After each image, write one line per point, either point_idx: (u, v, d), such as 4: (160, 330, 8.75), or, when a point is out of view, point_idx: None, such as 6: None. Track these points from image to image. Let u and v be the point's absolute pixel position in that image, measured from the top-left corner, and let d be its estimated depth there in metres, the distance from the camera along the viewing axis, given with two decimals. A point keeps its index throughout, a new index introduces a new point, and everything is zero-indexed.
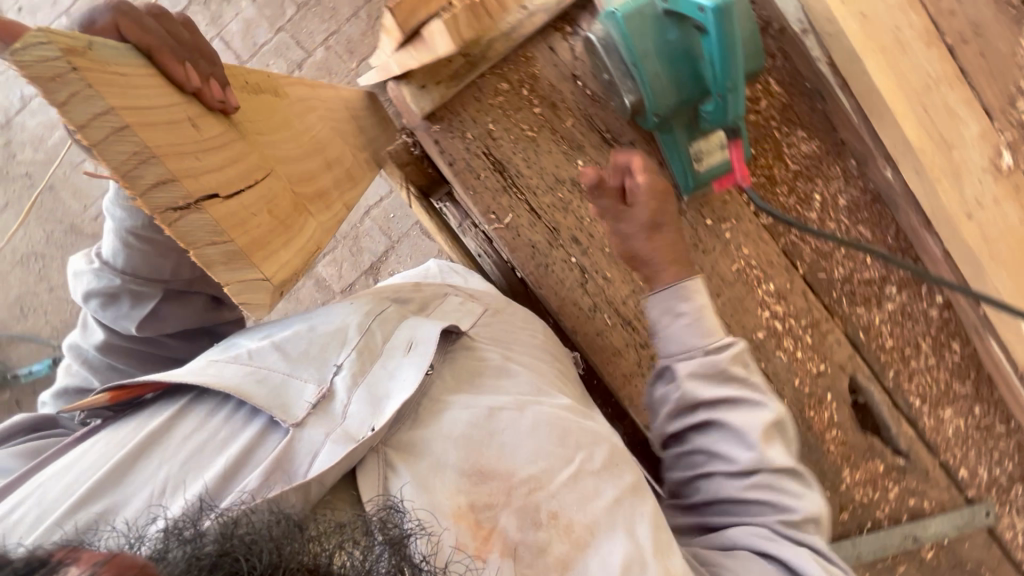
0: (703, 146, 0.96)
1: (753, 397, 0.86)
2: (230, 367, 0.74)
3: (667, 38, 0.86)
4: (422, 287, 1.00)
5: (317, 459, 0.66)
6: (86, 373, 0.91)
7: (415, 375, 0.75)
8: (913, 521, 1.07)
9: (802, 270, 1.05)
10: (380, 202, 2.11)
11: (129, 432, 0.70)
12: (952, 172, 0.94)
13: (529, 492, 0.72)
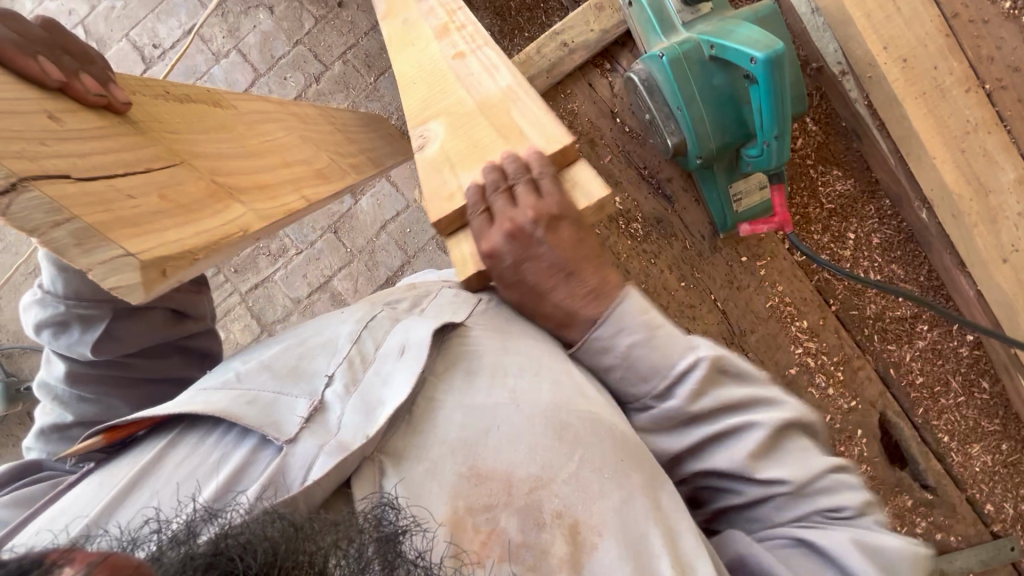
0: (743, 187, 0.98)
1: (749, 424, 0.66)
2: (214, 393, 0.62)
3: (712, 82, 0.87)
4: (416, 288, 0.85)
5: (312, 472, 0.55)
6: (58, 411, 0.75)
7: (406, 383, 0.61)
8: (940, 557, 1.08)
9: (835, 307, 1.08)
10: (397, 217, 2.12)
11: (119, 470, 0.58)
12: (988, 217, 0.95)
13: (530, 492, 0.58)
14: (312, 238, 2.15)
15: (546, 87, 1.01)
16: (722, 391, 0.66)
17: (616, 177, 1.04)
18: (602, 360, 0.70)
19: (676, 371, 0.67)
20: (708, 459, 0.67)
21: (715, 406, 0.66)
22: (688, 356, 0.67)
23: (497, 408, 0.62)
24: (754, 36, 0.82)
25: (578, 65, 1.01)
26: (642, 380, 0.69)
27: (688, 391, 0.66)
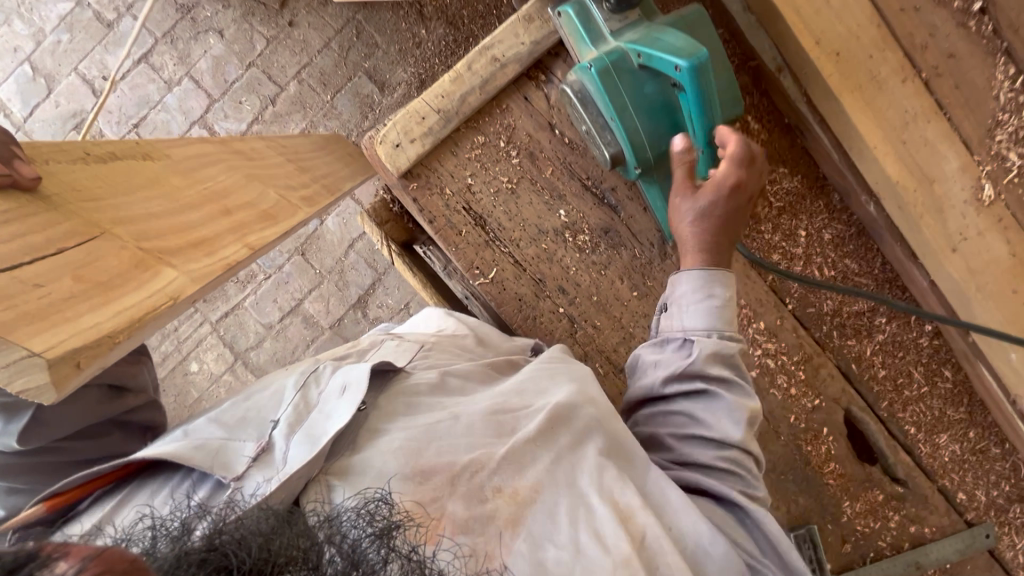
0: None
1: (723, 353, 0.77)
2: (164, 445, 0.65)
3: (645, 91, 0.85)
4: (358, 342, 0.92)
5: (269, 484, 0.59)
6: None
7: (344, 414, 0.65)
8: (914, 548, 1.09)
9: (792, 305, 1.06)
10: (364, 234, 2.08)
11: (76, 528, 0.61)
12: (935, 207, 0.93)
13: (472, 475, 0.63)
14: (279, 261, 2.11)
15: (479, 104, 0.99)
16: (722, 316, 0.79)
17: (560, 190, 1.01)
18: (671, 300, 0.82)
19: (671, 335, 0.81)
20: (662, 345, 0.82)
21: (715, 378, 0.76)
22: (709, 290, 0.79)
23: (444, 424, 0.67)
24: (678, 44, 0.80)
25: (512, 78, 0.99)
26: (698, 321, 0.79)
27: (675, 316, 0.82)
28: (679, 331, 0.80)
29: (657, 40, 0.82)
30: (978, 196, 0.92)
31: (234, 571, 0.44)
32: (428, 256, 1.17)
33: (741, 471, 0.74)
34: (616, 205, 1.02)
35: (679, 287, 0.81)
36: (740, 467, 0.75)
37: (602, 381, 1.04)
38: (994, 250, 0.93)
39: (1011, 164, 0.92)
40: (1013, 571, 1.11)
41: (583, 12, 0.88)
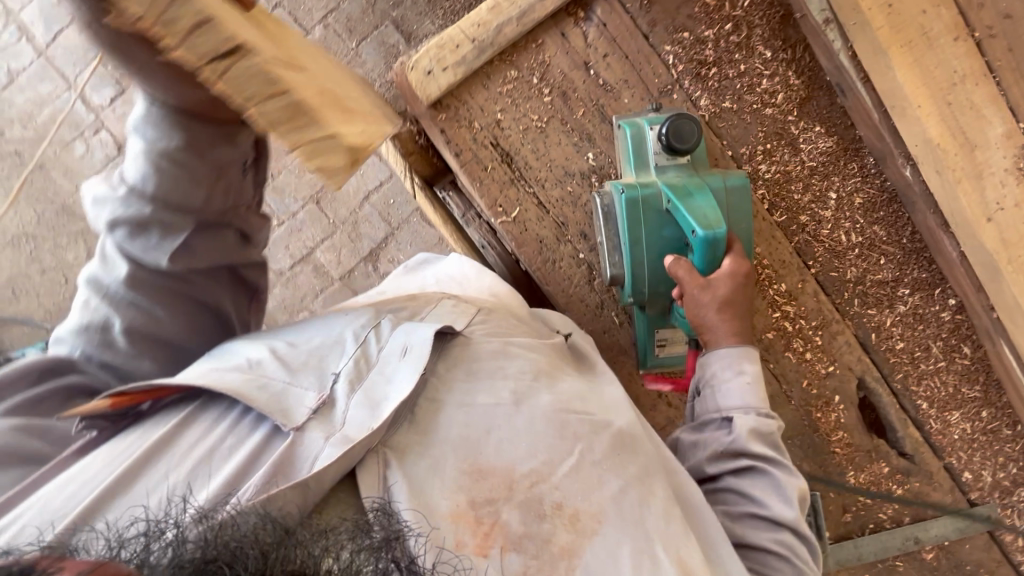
0: (668, 334, 0.98)
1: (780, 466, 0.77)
2: (229, 374, 0.64)
3: (663, 233, 0.89)
4: (416, 300, 0.90)
5: (317, 463, 0.57)
6: (107, 311, 0.70)
7: (409, 379, 0.64)
8: (914, 523, 1.09)
9: (815, 270, 1.04)
10: (380, 187, 2.06)
11: (136, 436, 0.61)
12: (974, 172, 0.91)
13: (531, 486, 0.61)
14: (294, 207, 2.09)
15: (516, 37, 0.96)
16: (756, 401, 0.79)
17: (590, 132, 0.99)
18: (712, 406, 0.82)
19: (709, 440, 0.81)
20: (716, 456, 0.79)
21: (758, 455, 0.76)
22: (740, 371, 0.81)
23: (505, 414, 0.66)
24: (707, 217, 0.82)
25: (551, 12, 0.96)
26: (737, 398, 0.80)
27: (715, 431, 0.81)
28: (717, 411, 0.81)
29: (691, 198, 0.85)
30: (1020, 166, 0.90)
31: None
32: (448, 200, 1.20)
33: (798, 558, 0.72)
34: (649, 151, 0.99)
35: (714, 391, 0.82)
36: (795, 551, 0.73)
37: (616, 330, 1.03)
38: None
39: None
40: (1010, 554, 1.11)
41: (639, 137, 0.92)
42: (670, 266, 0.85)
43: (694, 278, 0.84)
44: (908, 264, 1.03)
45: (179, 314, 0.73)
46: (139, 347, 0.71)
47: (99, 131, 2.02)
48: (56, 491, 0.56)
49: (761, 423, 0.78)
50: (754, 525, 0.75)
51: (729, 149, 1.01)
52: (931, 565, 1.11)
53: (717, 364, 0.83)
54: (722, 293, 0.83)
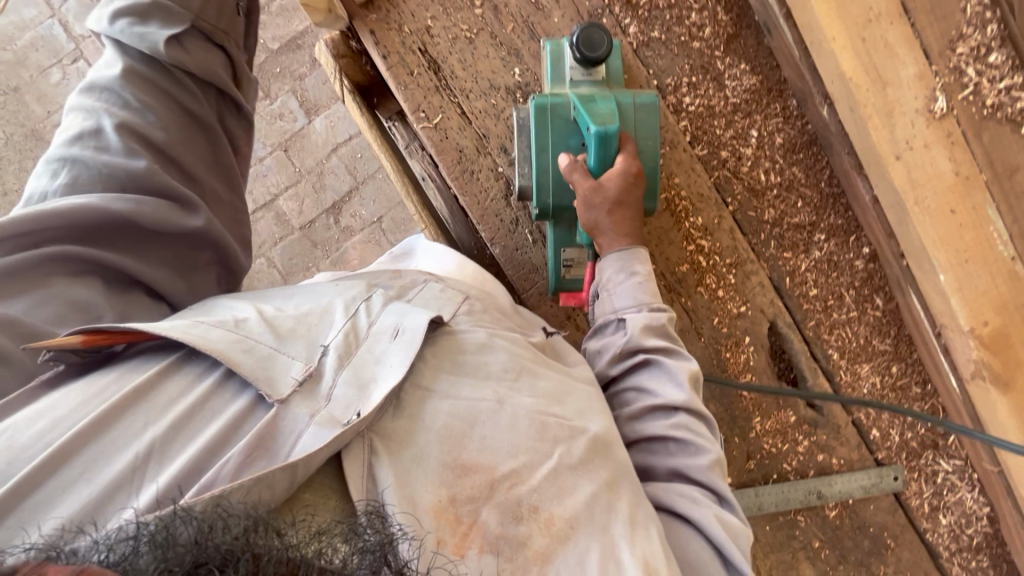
0: (573, 254, 0.95)
1: (676, 354, 0.73)
2: (214, 329, 0.56)
3: (570, 141, 0.87)
4: (400, 275, 0.82)
5: (299, 442, 0.50)
6: (99, 112, 0.65)
7: (401, 365, 0.56)
8: (819, 477, 1.07)
9: (733, 207, 1.04)
10: (349, 141, 2.08)
11: (115, 376, 0.53)
12: (885, 109, 0.92)
13: (511, 488, 0.55)
14: (261, 153, 2.09)
15: None
16: (643, 295, 0.77)
17: (518, 47, 1.01)
18: (608, 307, 0.79)
19: (604, 349, 0.78)
20: (614, 357, 0.76)
21: (653, 347, 0.73)
22: (629, 270, 0.79)
23: (505, 413, 0.59)
24: (603, 116, 0.81)
25: None
26: (631, 294, 0.78)
27: (608, 338, 0.78)
28: (612, 311, 0.78)
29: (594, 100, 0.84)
30: (930, 107, 0.91)
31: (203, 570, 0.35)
32: (393, 131, 1.14)
33: (698, 438, 0.67)
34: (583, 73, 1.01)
35: (604, 299, 0.80)
36: (696, 433, 0.68)
37: (528, 249, 1.03)
38: (938, 164, 0.92)
39: (968, 79, 0.91)
40: (915, 521, 1.08)
41: (558, 54, 0.91)
42: (567, 164, 0.84)
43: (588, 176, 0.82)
44: (825, 209, 1.03)
45: (162, 109, 0.69)
46: (126, 142, 0.64)
47: (76, 61, 2.03)
48: (23, 424, 0.48)
49: (652, 315, 0.75)
50: (653, 418, 0.71)
51: (655, 78, 1.02)
52: (833, 523, 1.08)
53: (607, 269, 0.81)
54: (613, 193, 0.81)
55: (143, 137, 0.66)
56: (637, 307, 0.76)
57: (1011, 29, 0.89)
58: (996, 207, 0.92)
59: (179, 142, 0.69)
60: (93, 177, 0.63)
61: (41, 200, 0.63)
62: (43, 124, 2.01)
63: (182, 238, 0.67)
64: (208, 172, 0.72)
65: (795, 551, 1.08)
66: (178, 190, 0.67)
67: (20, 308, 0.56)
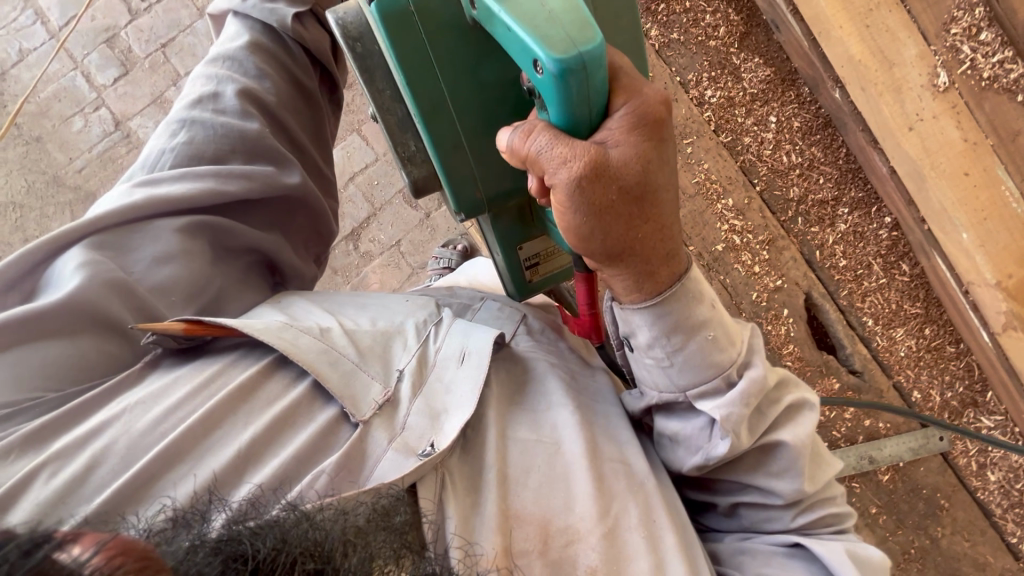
0: (541, 249, 0.73)
1: (783, 421, 0.58)
2: (303, 336, 0.58)
3: (482, 76, 0.55)
4: (457, 293, 0.85)
5: (377, 469, 0.51)
6: (224, 75, 0.74)
7: (472, 393, 0.58)
8: (868, 441, 1.09)
9: (761, 188, 1.11)
10: (367, 167, 1.89)
11: (219, 369, 0.55)
12: (893, 87, 1.02)
13: (566, 546, 0.53)
14: None
15: None
16: (717, 360, 0.57)
17: None
18: (660, 380, 0.59)
19: (689, 442, 0.59)
20: (690, 447, 0.59)
21: (758, 440, 0.57)
22: (684, 328, 0.57)
23: (568, 453, 0.58)
24: (567, 29, 0.46)
25: None
26: (695, 369, 0.57)
27: (686, 426, 0.59)
28: (667, 387, 0.59)
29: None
30: (934, 82, 1.01)
31: (249, 560, 0.35)
32: None
33: (817, 517, 0.58)
34: None
35: (662, 375, 0.59)
36: (813, 515, 0.58)
37: None
38: (947, 133, 1.01)
39: (964, 56, 1.00)
40: (965, 480, 1.11)
41: None
42: (539, 151, 0.51)
43: (580, 146, 0.50)
44: (846, 183, 1.11)
45: (276, 73, 0.77)
46: (243, 104, 0.72)
47: (99, 109, 1.76)
48: (140, 409, 0.51)
49: (751, 385, 0.56)
50: (762, 519, 0.60)
51: (677, 75, 1.12)
52: (888, 488, 1.10)
53: (651, 332, 0.58)
54: (626, 185, 0.52)
55: (258, 100, 0.74)
56: (710, 386, 0.57)
57: (997, 11, 1.00)
58: (1005, 168, 1.00)
59: (288, 107, 0.77)
60: (207, 138, 0.70)
61: (158, 159, 0.70)
62: (65, 171, 1.73)
63: (282, 201, 0.74)
64: (306, 136, 0.80)
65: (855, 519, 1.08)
66: (283, 154, 0.74)
67: (143, 267, 0.63)
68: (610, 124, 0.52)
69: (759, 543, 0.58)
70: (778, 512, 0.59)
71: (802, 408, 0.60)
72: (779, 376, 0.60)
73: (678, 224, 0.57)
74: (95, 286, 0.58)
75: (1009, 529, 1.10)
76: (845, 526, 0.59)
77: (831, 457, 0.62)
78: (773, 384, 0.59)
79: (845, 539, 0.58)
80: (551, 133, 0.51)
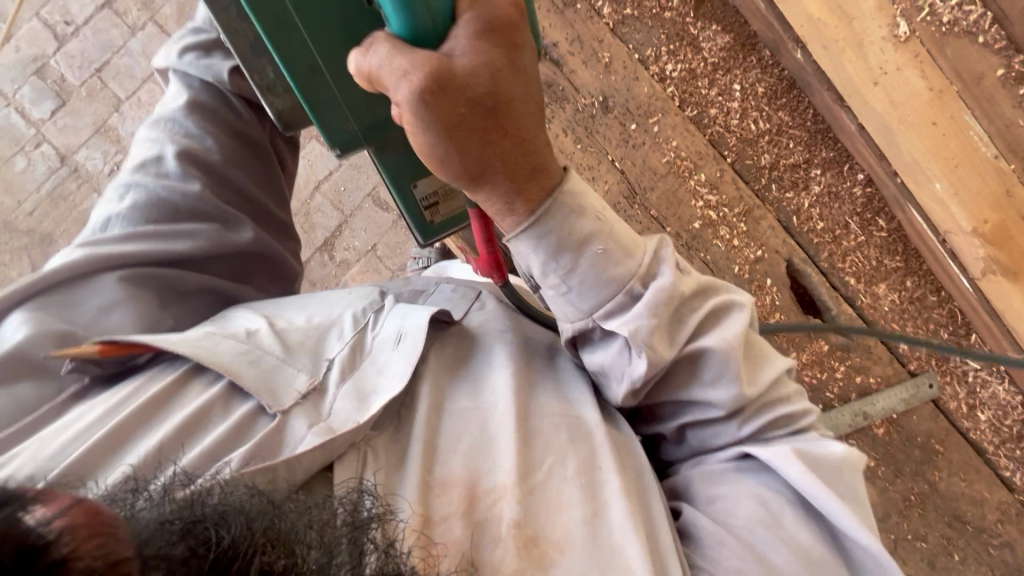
0: (433, 185, 0.69)
1: (699, 320, 0.56)
2: (224, 341, 0.57)
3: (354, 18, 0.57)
4: (411, 280, 0.81)
5: (297, 443, 0.49)
6: (164, 138, 0.71)
7: (405, 368, 0.56)
8: (861, 399, 1.11)
9: (731, 159, 1.09)
10: (331, 175, 1.82)
11: (136, 385, 0.54)
12: (854, 42, 1.01)
13: (489, 504, 0.50)
14: None
15: None
16: (612, 272, 0.54)
17: None
18: (563, 305, 0.57)
19: (615, 370, 0.58)
20: (616, 374, 0.58)
21: (677, 349, 0.55)
22: (575, 242, 0.54)
23: (502, 414, 0.56)
24: None
25: None
26: (594, 284, 0.55)
27: (607, 354, 0.58)
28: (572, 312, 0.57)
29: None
30: (895, 33, 0.99)
31: (213, 547, 0.37)
32: None
33: (762, 424, 0.57)
34: (584, 74, 1.07)
35: (564, 301, 0.56)
36: (758, 424, 0.57)
37: None
38: (913, 83, 1.00)
39: (922, 2, 0.98)
40: (957, 422, 1.14)
41: None
42: (380, 65, 0.51)
43: (418, 56, 0.50)
44: (816, 145, 1.09)
45: (221, 132, 0.73)
46: (184, 166, 0.69)
47: (41, 145, 1.66)
48: (52, 437, 0.50)
49: (659, 294, 0.54)
50: (708, 436, 0.60)
51: (636, 53, 1.09)
52: (883, 441, 1.12)
53: (538, 256, 0.55)
54: (478, 95, 0.51)
55: (200, 159, 0.70)
56: (607, 299, 0.55)
57: None
58: (972, 113, 1.00)
59: (233, 162, 0.73)
60: (153, 200, 0.67)
61: (105, 226, 0.67)
62: (15, 215, 1.64)
63: (238, 255, 0.71)
64: (262, 191, 0.76)
65: None
66: (228, 212, 0.70)
67: (90, 316, 0.61)
68: (455, 31, 0.52)
69: (709, 462, 0.59)
70: (717, 429, 0.58)
71: (725, 306, 0.58)
72: (700, 282, 0.58)
73: (545, 135, 0.55)
74: (32, 336, 0.57)
75: (1002, 464, 1.13)
76: (798, 425, 0.58)
77: (773, 354, 0.60)
78: (689, 292, 0.57)
79: (793, 436, 0.57)
80: (391, 46, 0.51)
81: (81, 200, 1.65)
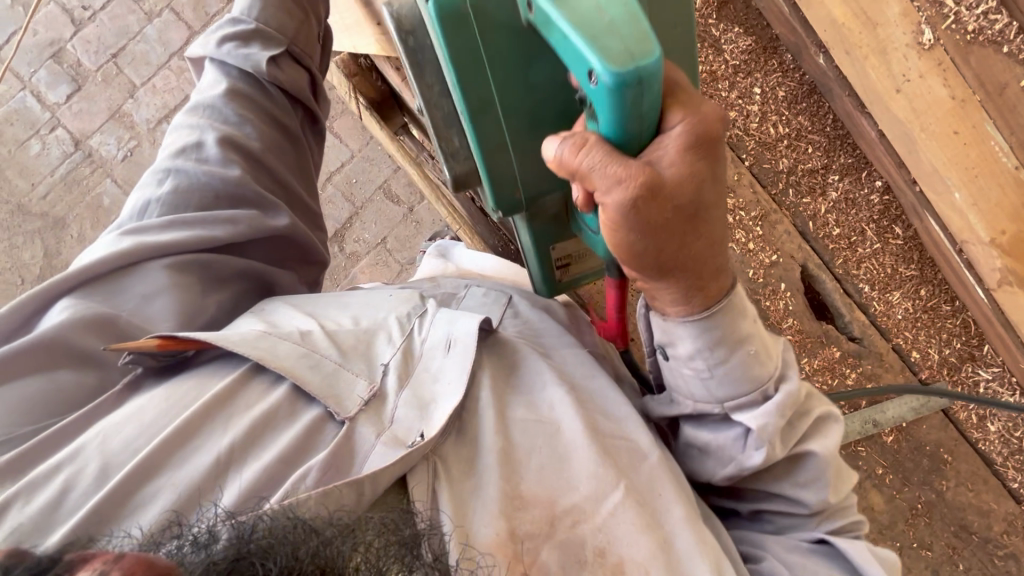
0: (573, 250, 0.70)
1: (810, 422, 0.56)
2: (282, 342, 0.56)
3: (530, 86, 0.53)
4: (440, 283, 0.81)
5: (367, 460, 0.49)
6: (205, 124, 0.70)
7: (460, 378, 0.56)
8: (870, 407, 1.11)
9: (749, 163, 1.10)
10: (344, 167, 1.82)
11: (194, 384, 0.53)
12: (878, 49, 1.00)
13: (572, 525, 0.51)
14: None
15: None
16: (757, 373, 0.53)
17: None
18: (701, 390, 0.55)
19: (722, 452, 0.56)
20: (721, 456, 0.56)
21: (789, 444, 0.54)
22: (729, 342, 0.53)
23: (567, 432, 0.55)
24: (624, 43, 0.42)
25: None
26: (736, 384, 0.53)
27: (720, 436, 0.56)
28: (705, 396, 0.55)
29: (577, 3, 0.44)
30: (919, 40, 0.98)
31: None
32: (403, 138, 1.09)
33: (837, 524, 0.55)
34: None
35: (701, 385, 0.55)
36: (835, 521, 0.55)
37: None
38: (935, 92, 0.99)
39: (948, 10, 0.97)
40: (966, 432, 1.14)
41: None
42: (591, 169, 0.47)
43: (633, 168, 0.46)
44: (835, 150, 1.10)
45: (256, 119, 0.73)
46: (225, 152, 0.69)
47: (56, 129, 1.67)
48: (113, 431, 0.49)
49: (788, 398, 0.53)
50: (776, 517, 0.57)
51: None
52: (892, 448, 1.11)
53: (694, 344, 0.53)
54: (680, 204, 0.48)
55: (239, 147, 0.70)
56: (744, 392, 0.53)
57: None
58: (994, 123, 0.97)
59: (270, 150, 0.73)
60: (193, 185, 0.67)
61: (144, 209, 0.67)
62: (29, 197, 1.64)
63: (270, 241, 0.71)
64: (294, 178, 0.76)
65: (862, 481, 1.10)
66: (267, 197, 0.70)
67: (134, 302, 0.60)
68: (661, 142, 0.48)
69: (776, 543, 0.55)
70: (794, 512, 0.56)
71: (825, 417, 0.57)
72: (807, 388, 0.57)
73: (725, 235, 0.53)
74: (80, 322, 0.57)
75: (1010, 476, 1.13)
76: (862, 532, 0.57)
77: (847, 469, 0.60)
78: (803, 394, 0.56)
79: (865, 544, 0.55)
80: (603, 153, 0.47)
81: (95, 185, 1.66)
